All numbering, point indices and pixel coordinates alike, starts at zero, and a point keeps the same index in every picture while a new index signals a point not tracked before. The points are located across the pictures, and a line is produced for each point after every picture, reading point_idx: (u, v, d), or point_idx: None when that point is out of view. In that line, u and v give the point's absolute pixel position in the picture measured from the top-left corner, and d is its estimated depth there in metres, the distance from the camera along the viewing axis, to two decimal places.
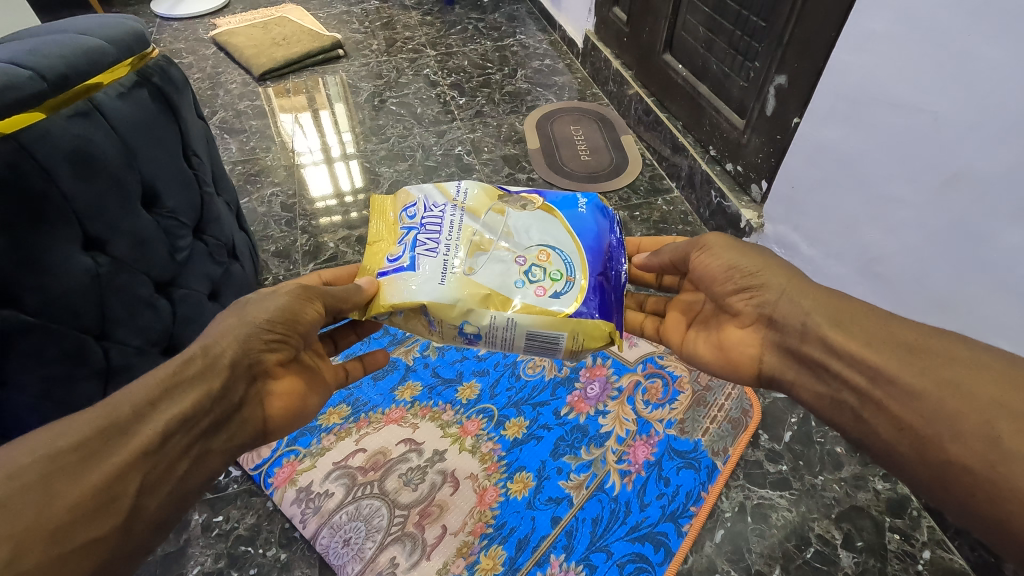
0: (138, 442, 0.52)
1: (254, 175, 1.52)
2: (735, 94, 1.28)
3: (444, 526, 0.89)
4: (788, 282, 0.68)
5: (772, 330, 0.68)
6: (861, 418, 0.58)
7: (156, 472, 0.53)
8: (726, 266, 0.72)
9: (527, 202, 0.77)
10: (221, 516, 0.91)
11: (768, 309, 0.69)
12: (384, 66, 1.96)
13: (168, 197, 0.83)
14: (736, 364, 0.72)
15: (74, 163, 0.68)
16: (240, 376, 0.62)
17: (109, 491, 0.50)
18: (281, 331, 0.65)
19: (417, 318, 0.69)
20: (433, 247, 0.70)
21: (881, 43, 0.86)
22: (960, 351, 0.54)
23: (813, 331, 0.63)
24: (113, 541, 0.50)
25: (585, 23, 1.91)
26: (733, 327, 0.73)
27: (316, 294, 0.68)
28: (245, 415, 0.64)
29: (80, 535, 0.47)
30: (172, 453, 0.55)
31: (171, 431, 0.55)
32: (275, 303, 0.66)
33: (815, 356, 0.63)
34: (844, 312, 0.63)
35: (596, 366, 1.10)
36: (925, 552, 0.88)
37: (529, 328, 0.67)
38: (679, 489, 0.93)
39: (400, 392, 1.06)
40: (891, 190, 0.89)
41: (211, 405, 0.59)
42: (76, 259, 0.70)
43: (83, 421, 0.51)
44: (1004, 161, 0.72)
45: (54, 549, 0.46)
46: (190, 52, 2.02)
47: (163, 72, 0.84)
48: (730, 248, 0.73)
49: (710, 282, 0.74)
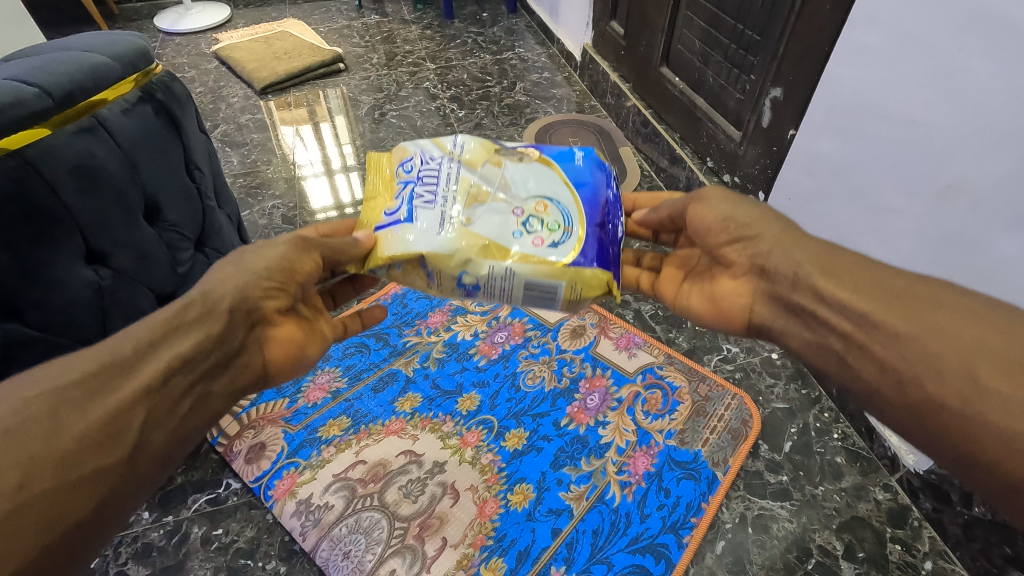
0: (140, 380, 0.54)
1: (255, 188, 1.54)
2: (731, 106, 1.29)
3: (444, 538, 0.89)
4: (782, 235, 0.66)
5: (764, 281, 0.67)
6: (846, 362, 0.59)
7: (158, 409, 0.55)
8: (721, 218, 0.70)
9: (524, 155, 0.74)
10: (220, 529, 0.91)
11: (761, 260, 0.67)
12: (384, 79, 1.98)
13: (170, 211, 0.83)
14: (726, 315, 0.72)
15: (79, 178, 0.68)
16: (239, 322, 0.63)
17: (112, 427, 0.51)
18: (279, 280, 0.66)
19: (415, 271, 0.66)
20: (431, 200, 0.67)
21: (874, 56, 0.87)
22: (947, 297, 0.55)
23: (805, 281, 0.62)
24: (120, 473, 0.52)
25: (582, 37, 1.93)
26: (727, 278, 0.72)
27: (314, 245, 0.67)
28: (246, 360, 0.66)
29: (86, 464, 0.49)
30: (175, 393, 0.57)
31: (171, 372, 0.56)
32: (275, 252, 0.66)
33: (806, 306, 0.62)
34: (834, 261, 0.62)
35: (595, 377, 1.10)
36: (927, 563, 0.88)
37: (527, 278, 0.65)
38: (679, 500, 0.93)
39: (400, 404, 1.06)
40: (886, 201, 0.89)
41: (211, 348, 0.60)
42: (78, 272, 0.71)
43: (84, 359, 0.53)
44: (996, 172, 0.72)
45: (62, 476, 0.47)
46: (192, 66, 2.04)
47: (167, 88, 0.84)
48: (725, 199, 0.71)
49: (705, 234, 0.73)
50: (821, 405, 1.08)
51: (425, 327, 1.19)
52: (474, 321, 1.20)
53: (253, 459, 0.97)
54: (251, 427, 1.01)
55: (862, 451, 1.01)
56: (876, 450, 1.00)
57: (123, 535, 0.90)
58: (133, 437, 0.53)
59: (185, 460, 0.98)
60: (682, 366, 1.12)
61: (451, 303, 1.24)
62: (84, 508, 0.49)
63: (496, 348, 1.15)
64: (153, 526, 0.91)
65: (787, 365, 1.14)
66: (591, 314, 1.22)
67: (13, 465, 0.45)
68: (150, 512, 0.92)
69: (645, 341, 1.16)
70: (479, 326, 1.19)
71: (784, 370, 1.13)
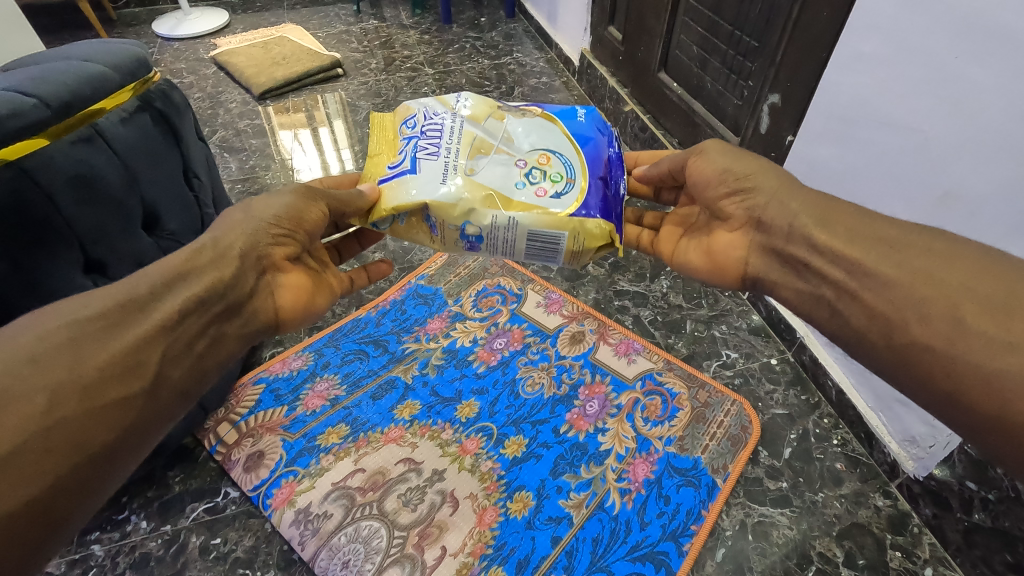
0: (156, 316, 0.56)
1: (254, 194, 1.53)
2: (730, 112, 1.30)
3: (443, 547, 0.89)
4: (779, 185, 0.69)
5: (760, 234, 0.69)
6: (836, 310, 0.60)
7: (175, 346, 0.57)
8: (720, 170, 0.72)
9: (526, 111, 0.76)
10: (218, 539, 0.90)
11: (758, 212, 0.69)
12: (383, 84, 1.98)
13: (168, 220, 0.83)
14: (722, 268, 0.74)
15: (76, 187, 0.68)
16: (250, 267, 0.65)
17: (132, 358, 0.53)
18: (287, 227, 0.68)
19: (419, 224, 0.70)
20: (434, 152, 0.69)
21: (871, 64, 0.88)
22: (935, 244, 0.56)
23: (799, 232, 0.64)
24: (140, 403, 0.54)
25: (580, 42, 1.94)
26: (723, 232, 0.74)
27: (321, 195, 0.70)
28: (257, 306, 0.67)
29: (110, 391, 0.51)
30: (190, 332, 0.59)
31: (186, 310, 0.59)
32: (281, 201, 0.68)
33: (799, 256, 0.64)
34: (829, 211, 0.64)
35: (595, 384, 1.10)
36: (927, 570, 0.88)
37: (529, 227, 0.67)
38: (679, 507, 0.93)
39: (399, 412, 1.05)
40: (886, 208, 0.89)
41: (224, 290, 0.62)
42: (77, 282, 0.71)
43: (103, 296, 0.55)
44: (995, 180, 0.72)
45: (87, 402, 0.50)
46: (190, 71, 2.04)
47: (165, 96, 0.84)
48: (725, 152, 0.73)
49: (704, 187, 0.75)
50: (820, 411, 1.08)
51: (424, 334, 1.19)
52: (473, 327, 1.20)
53: (251, 468, 0.97)
54: (250, 436, 1.01)
55: (861, 457, 1.01)
56: (875, 456, 0.99)
57: (120, 544, 0.89)
58: (152, 371, 0.55)
59: (184, 469, 0.98)
60: (681, 372, 1.12)
61: (449, 309, 1.24)
62: (108, 432, 0.51)
63: (495, 355, 1.15)
64: (151, 536, 0.90)
65: (786, 370, 1.14)
66: (590, 320, 1.22)
67: (39, 388, 0.47)
68: (148, 521, 0.92)
69: (644, 347, 1.16)
70: (478, 332, 1.19)
71: (783, 376, 1.13)
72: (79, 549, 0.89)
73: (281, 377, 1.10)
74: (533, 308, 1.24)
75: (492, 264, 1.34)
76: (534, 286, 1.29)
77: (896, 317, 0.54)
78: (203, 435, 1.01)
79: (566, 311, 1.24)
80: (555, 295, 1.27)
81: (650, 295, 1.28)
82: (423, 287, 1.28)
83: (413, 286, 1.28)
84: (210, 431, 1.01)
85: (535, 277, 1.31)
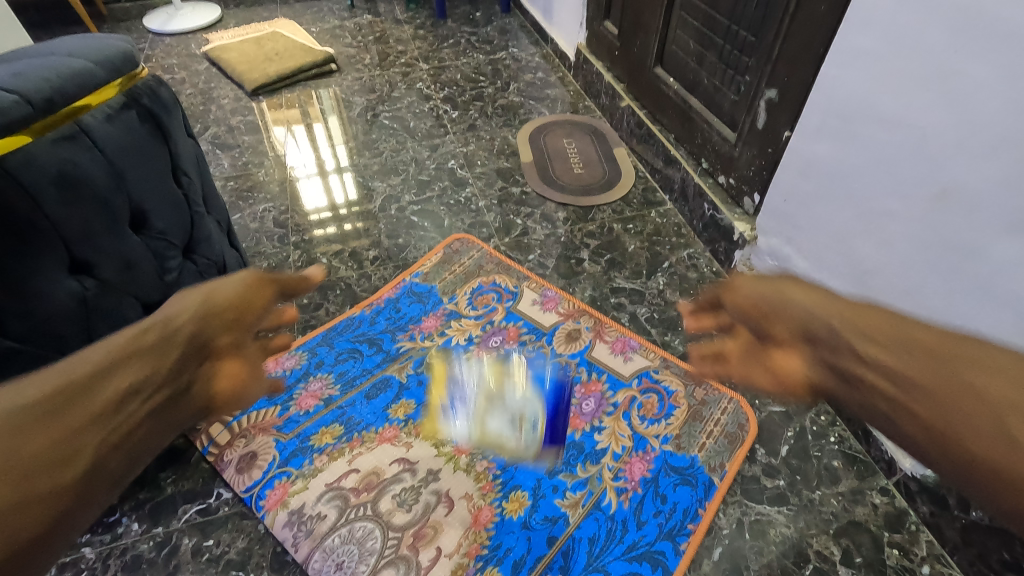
0: (101, 399, 0.44)
1: (246, 192, 1.52)
2: (726, 107, 1.29)
3: (438, 548, 0.88)
4: (809, 295, 0.54)
5: (812, 345, 0.52)
6: (897, 407, 0.43)
7: (122, 434, 0.44)
8: (755, 302, 0.59)
9: None
10: (211, 540, 0.89)
11: (806, 319, 0.53)
12: (377, 80, 1.96)
13: (157, 218, 0.82)
14: (792, 389, 0.55)
15: (60, 186, 0.67)
16: (194, 354, 0.54)
17: (68, 446, 0.41)
18: (234, 315, 0.60)
19: None
20: None
21: (868, 59, 0.87)
22: None
23: (843, 341, 0.48)
24: (74, 500, 0.41)
25: (576, 37, 1.92)
26: (778, 350, 0.56)
27: (266, 281, 0.66)
28: (196, 396, 0.53)
29: (39, 485, 0.39)
30: (137, 418, 0.46)
31: (131, 396, 0.46)
32: (230, 287, 0.62)
33: (849, 370, 0.47)
34: (865, 317, 0.48)
35: (591, 382, 1.09)
36: (925, 568, 0.87)
37: None
38: (676, 507, 0.93)
39: (393, 411, 1.04)
40: (883, 205, 0.89)
41: (168, 376, 0.49)
42: (62, 283, 0.69)
43: (35, 376, 0.43)
44: (994, 176, 0.71)
45: (12, 498, 0.38)
46: (182, 67, 2.02)
47: (153, 93, 0.83)
48: (758, 280, 0.60)
49: (749, 320, 0.60)
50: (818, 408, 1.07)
51: (418, 332, 1.18)
52: (468, 325, 1.19)
53: (244, 469, 0.96)
54: (242, 436, 1.00)
55: (859, 455, 1.00)
56: (873, 454, 0.99)
57: (111, 546, 0.88)
58: (92, 458, 0.42)
59: (176, 470, 0.97)
60: (678, 370, 1.12)
61: (444, 307, 1.23)
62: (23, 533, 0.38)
63: (490, 353, 1.14)
64: (143, 538, 0.89)
65: None
66: (587, 318, 1.21)
67: None
68: (139, 523, 0.91)
69: (641, 345, 1.16)
70: (473, 330, 1.18)
71: None
72: (70, 552, 0.88)
73: (274, 377, 1.09)
74: (529, 306, 1.23)
75: (488, 262, 1.33)
76: (530, 284, 1.28)
77: (959, 435, 0.39)
78: (195, 436, 1.00)
79: (562, 309, 1.23)
80: (551, 293, 1.26)
81: (646, 292, 1.27)
82: (418, 285, 1.27)
83: (407, 284, 1.27)
84: (202, 431, 1.00)
85: (531, 275, 1.30)
